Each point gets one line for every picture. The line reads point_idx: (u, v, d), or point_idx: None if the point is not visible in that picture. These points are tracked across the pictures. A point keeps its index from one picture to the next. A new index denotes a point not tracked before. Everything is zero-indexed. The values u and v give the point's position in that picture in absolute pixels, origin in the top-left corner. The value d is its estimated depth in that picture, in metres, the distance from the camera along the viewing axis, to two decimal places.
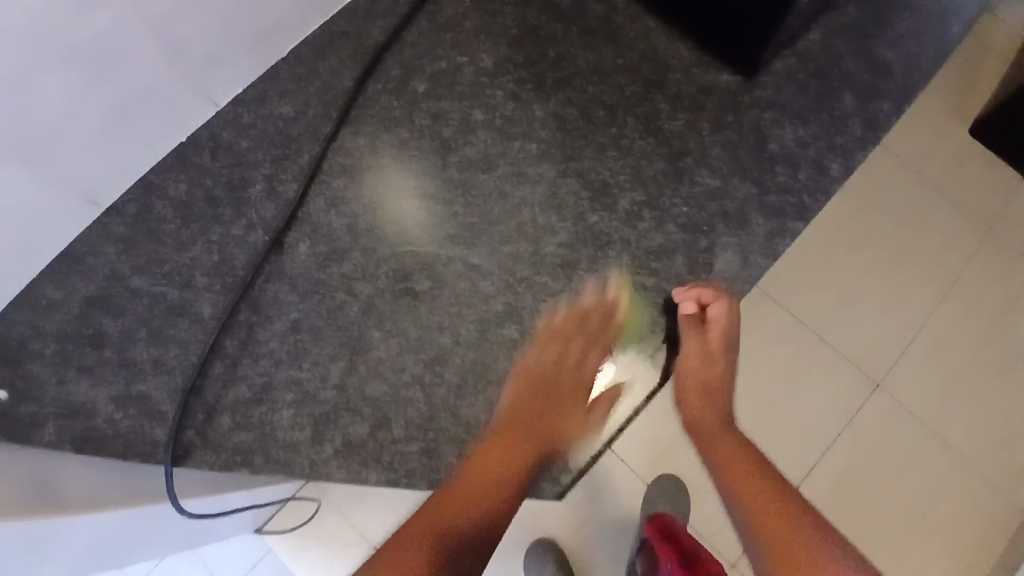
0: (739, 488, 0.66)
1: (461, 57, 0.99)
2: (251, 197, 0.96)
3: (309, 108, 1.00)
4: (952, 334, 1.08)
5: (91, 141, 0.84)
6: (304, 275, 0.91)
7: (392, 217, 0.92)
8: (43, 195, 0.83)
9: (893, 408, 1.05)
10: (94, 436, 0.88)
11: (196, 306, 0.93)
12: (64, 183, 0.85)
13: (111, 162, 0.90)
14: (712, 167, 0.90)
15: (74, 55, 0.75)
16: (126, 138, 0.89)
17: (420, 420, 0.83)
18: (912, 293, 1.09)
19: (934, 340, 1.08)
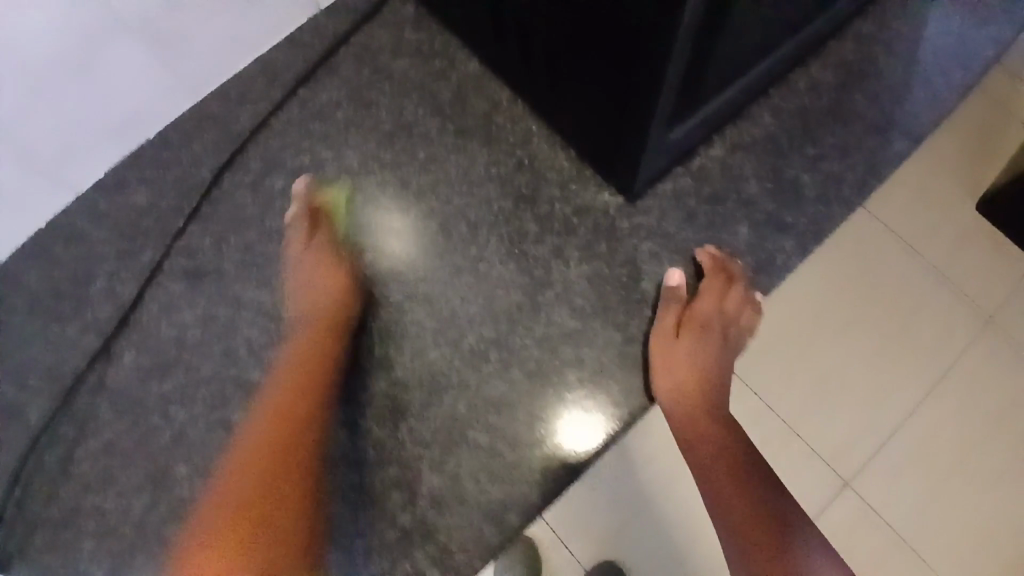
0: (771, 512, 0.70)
1: (326, 152, 0.91)
2: (91, 294, 0.90)
3: (163, 200, 0.93)
4: (924, 433, 0.90)
5: None
6: (124, 391, 0.84)
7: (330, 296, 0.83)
8: None
9: (865, 510, 0.88)
10: None
11: (22, 411, 0.86)
12: None
13: None
14: (575, 304, 0.77)
15: None
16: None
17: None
18: (896, 383, 0.92)
19: (912, 434, 0.91)
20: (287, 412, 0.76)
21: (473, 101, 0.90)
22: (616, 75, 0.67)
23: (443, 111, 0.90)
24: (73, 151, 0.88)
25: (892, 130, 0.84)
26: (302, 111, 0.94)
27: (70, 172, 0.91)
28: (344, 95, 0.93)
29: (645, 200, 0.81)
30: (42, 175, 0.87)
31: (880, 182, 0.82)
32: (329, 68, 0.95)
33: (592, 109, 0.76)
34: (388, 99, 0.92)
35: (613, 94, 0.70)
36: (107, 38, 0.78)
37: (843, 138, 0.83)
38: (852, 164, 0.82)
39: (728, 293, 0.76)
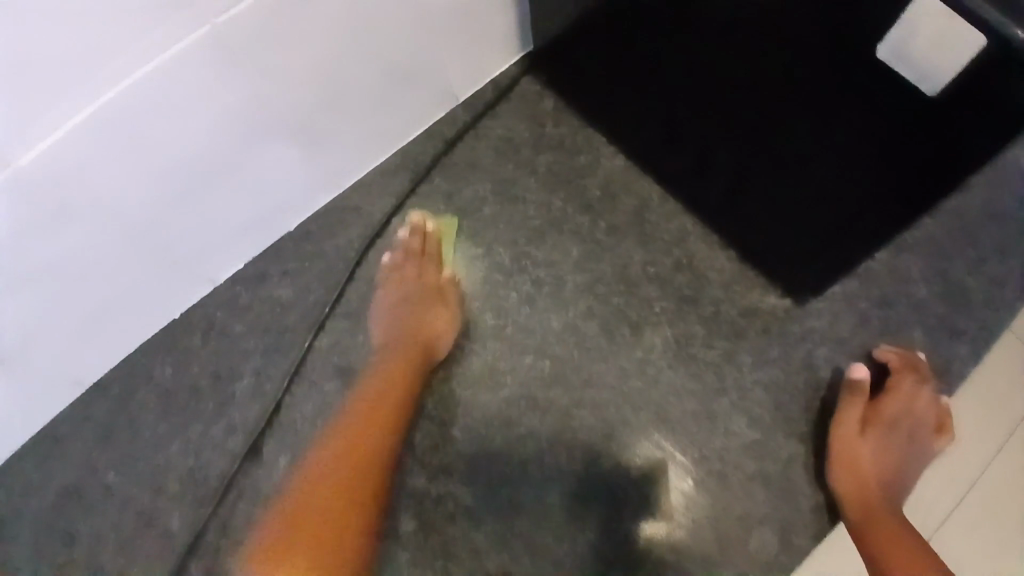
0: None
1: (476, 248, 0.91)
2: (235, 393, 0.89)
3: (309, 294, 0.92)
4: None
5: (74, 340, 0.81)
6: (280, 495, 0.83)
7: (492, 403, 0.82)
8: (23, 402, 0.83)
9: None
10: None
11: (168, 514, 0.86)
12: (46, 385, 0.84)
13: (99, 351, 0.86)
14: (751, 413, 0.77)
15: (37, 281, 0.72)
16: (121, 328, 0.86)
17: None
18: None
19: None
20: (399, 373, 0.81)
21: (622, 197, 0.91)
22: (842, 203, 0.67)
23: (593, 209, 0.91)
24: (216, 245, 0.87)
25: None
26: (449, 209, 0.94)
27: (210, 265, 0.89)
28: (490, 190, 0.94)
29: (814, 304, 0.81)
30: (181, 271, 0.86)
31: None
32: (471, 161, 0.95)
33: (785, 223, 0.75)
34: (535, 196, 0.93)
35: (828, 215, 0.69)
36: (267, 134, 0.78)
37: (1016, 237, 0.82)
38: None
39: (902, 389, 0.74)
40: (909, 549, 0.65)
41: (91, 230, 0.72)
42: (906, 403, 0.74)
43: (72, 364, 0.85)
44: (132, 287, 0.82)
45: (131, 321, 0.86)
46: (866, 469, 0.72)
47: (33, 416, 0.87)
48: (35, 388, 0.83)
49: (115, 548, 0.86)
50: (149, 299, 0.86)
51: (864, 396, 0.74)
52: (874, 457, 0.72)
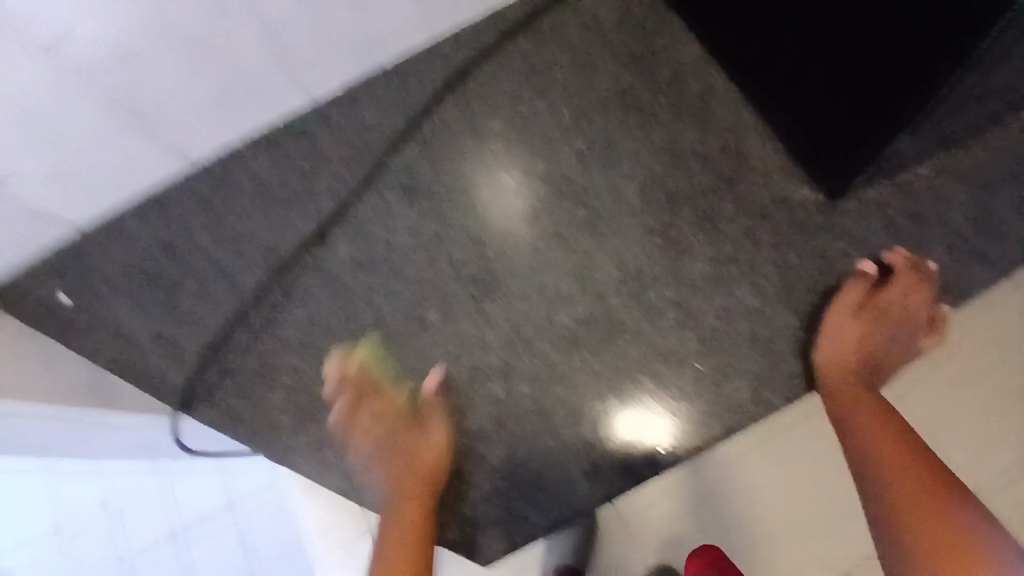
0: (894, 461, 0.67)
1: (543, 105, 0.99)
2: (313, 188, 1.02)
3: (390, 119, 1.03)
4: None
5: (194, 110, 0.90)
6: (334, 275, 0.96)
7: (527, 235, 0.92)
8: (138, 153, 0.92)
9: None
10: (148, 370, 0.98)
11: (238, 274, 0.99)
12: (158, 145, 0.93)
13: (210, 127, 0.95)
14: (758, 285, 0.84)
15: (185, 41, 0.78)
16: (232, 111, 0.95)
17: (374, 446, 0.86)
18: None
19: None
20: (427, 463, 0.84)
21: (688, 81, 0.96)
22: (890, 73, 0.68)
23: (659, 87, 0.97)
24: (310, 65, 0.94)
25: None
26: (526, 67, 1.02)
27: (314, 79, 0.97)
28: (568, 56, 1.01)
29: (846, 203, 0.85)
30: (292, 76, 0.94)
31: None
32: (557, 28, 1.02)
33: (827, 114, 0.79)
34: (608, 67, 0.99)
35: (877, 90, 0.71)
36: None
37: None
38: None
39: (902, 292, 0.80)
40: (892, 448, 0.68)
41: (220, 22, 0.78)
42: (904, 294, 0.80)
43: (184, 133, 0.94)
44: (253, 77, 0.89)
45: (241, 108, 0.95)
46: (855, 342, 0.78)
47: (133, 184, 0.98)
48: (137, 157, 0.93)
49: (189, 298, 0.99)
50: (260, 93, 0.94)
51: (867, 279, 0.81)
52: (865, 333, 0.79)
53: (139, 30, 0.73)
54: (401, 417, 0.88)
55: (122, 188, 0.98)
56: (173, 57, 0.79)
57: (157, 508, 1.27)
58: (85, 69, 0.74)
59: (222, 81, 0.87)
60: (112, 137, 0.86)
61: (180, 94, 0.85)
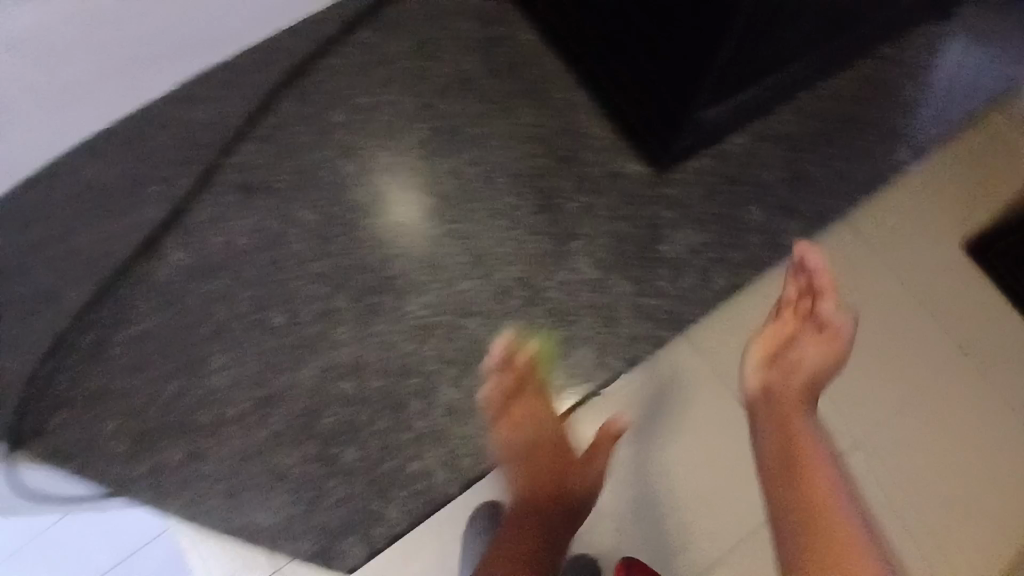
0: (800, 465, 0.66)
1: (384, 96, 0.98)
2: (142, 195, 0.94)
3: (226, 118, 0.97)
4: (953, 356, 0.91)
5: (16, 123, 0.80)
6: (169, 285, 0.90)
7: (372, 227, 0.90)
8: None
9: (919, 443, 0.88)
10: None
11: (60, 294, 0.90)
12: None
13: (38, 144, 0.86)
14: (596, 257, 0.87)
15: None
16: (62, 122, 0.86)
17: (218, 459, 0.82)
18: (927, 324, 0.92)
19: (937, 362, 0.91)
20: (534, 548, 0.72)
21: (524, 65, 0.98)
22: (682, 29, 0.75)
23: (496, 72, 0.98)
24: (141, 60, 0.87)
25: (888, 139, 0.97)
26: (365, 58, 1.00)
27: (149, 83, 0.92)
28: (406, 46, 1.00)
29: (671, 175, 0.91)
30: (126, 81, 0.88)
31: (874, 193, 0.95)
32: (395, 20, 1.02)
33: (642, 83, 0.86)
34: (447, 55, 1.00)
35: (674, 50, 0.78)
36: None
37: (846, 148, 0.96)
38: (850, 174, 0.95)
39: (788, 319, 0.78)
40: (778, 447, 0.68)
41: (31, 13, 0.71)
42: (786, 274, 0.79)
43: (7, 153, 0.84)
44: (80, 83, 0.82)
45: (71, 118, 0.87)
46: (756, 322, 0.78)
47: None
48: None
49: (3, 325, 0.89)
50: (92, 101, 0.87)
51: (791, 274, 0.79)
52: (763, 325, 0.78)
53: None
54: (535, 502, 0.75)
55: None
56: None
57: None
58: None
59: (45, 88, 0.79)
60: None
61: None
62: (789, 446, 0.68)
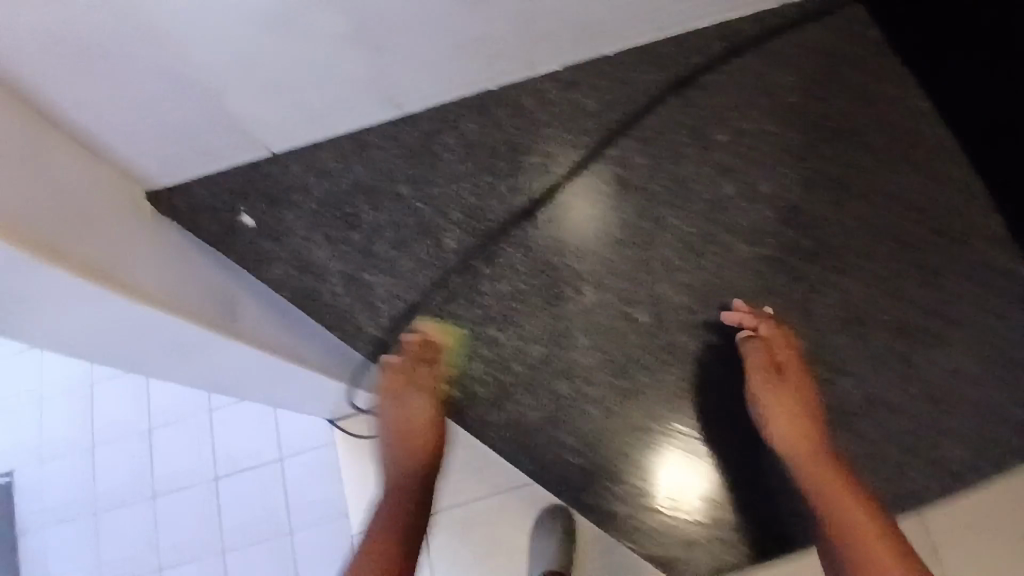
0: (836, 515, 0.71)
1: (769, 127, 0.98)
2: (526, 164, 1.00)
3: (610, 110, 1.01)
4: None
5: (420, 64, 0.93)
6: (541, 254, 0.94)
7: (745, 257, 0.92)
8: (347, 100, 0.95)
9: None
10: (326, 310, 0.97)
11: (440, 233, 0.98)
12: (365, 95, 0.96)
13: (419, 88, 0.98)
14: (969, 348, 0.92)
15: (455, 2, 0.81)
16: (448, 75, 0.96)
17: (544, 420, 0.92)
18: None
19: None
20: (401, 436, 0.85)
21: (921, 133, 0.97)
22: None
23: (893, 134, 0.97)
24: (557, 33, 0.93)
25: None
26: (754, 82, 0.99)
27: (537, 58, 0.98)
28: (798, 84, 0.99)
29: None
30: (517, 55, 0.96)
31: None
32: (790, 56, 0.99)
33: None
34: (838, 103, 0.98)
35: None
36: None
37: None
38: None
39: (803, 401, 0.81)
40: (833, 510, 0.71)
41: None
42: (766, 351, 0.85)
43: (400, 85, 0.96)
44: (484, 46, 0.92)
45: (457, 75, 0.97)
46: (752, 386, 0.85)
47: (339, 117, 0.99)
48: (358, 86, 0.93)
49: (384, 247, 0.98)
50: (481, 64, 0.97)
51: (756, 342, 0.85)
52: (789, 395, 0.82)
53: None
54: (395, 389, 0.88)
55: (321, 124, 0.99)
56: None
57: (198, 455, 1.52)
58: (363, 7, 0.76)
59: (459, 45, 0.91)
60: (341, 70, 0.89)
61: (421, 35, 0.86)
62: (836, 507, 0.72)
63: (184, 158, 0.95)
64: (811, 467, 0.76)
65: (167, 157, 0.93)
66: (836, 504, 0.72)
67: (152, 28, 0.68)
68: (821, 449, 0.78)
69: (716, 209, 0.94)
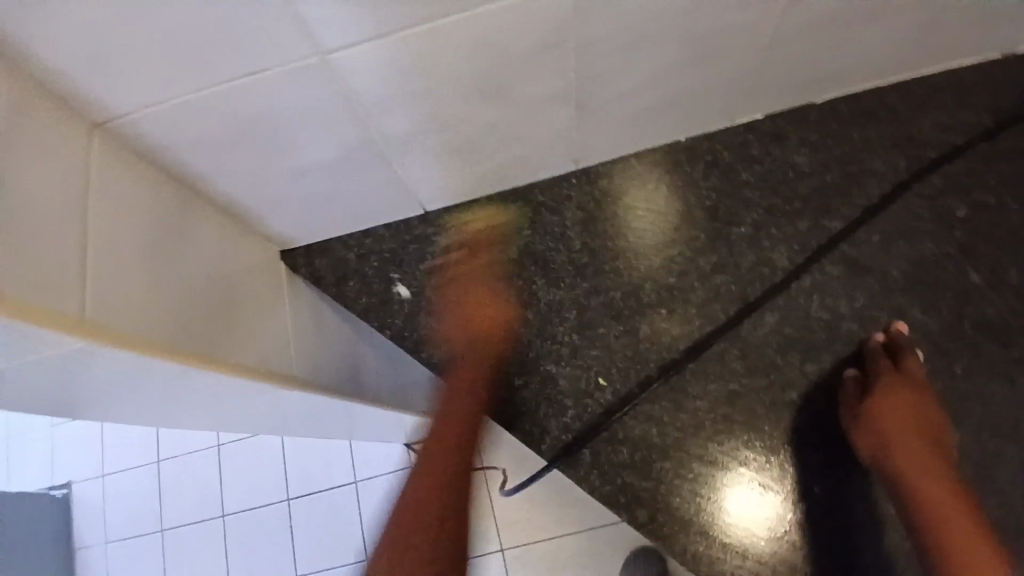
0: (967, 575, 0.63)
1: (1018, 201, 0.84)
2: (731, 235, 0.86)
3: (826, 172, 0.87)
4: None
5: (617, 115, 0.79)
6: (760, 351, 0.80)
7: (994, 362, 0.79)
8: (522, 153, 0.82)
9: None
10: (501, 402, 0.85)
11: (631, 318, 0.84)
12: (544, 149, 0.83)
13: (605, 144, 0.85)
14: None
15: (692, 37, 0.68)
16: (641, 127, 0.83)
17: (765, 539, 0.78)
18: None
19: None
20: (435, 475, 0.64)
21: None
22: None
23: None
24: (779, 79, 0.80)
25: None
26: (992, 148, 0.86)
27: (745, 107, 0.84)
28: None
29: None
30: (727, 103, 0.83)
31: None
32: None
33: None
34: None
35: None
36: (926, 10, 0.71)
37: None
38: None
39: (894, 396, 0.75)
40: (947, 556, 0.66)
41: (729, 27, 0.67)
42: (893, 366, 0.76)
43: (586, 140, 0.83)
44: (694, 93, 0.79)
45: (651, 128, 0.84)
46: (919, 411, 0.74)
47: (511, 172, 0.86)
48: (538, 145, 0.82)
49: (567, 331, 0.85)
50: (682, 115, 0.83)
51: (880, 352, 0.77)
52: (891, 400, 0.74)
53: (660, 22, 0.64)
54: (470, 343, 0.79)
55: (486, 182, 0.86)
56: (654, 42, 0.67)
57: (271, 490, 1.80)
58: (592, 43, 0.65)
59: (664, 97, 0.78)
60: (529, 119, 0.75)
61: (625, 94, 0.75)
62: (971, 569, 0.64)
63: (331, 215, 0.86)
64: (932, 499, 0.69)
65: (313, 214, 0.85)
66: (951, 549, 0.65)
67: (331, 94, 0.63)
68: (927, 465, 0.71)
69: (960, 303, 0.81)
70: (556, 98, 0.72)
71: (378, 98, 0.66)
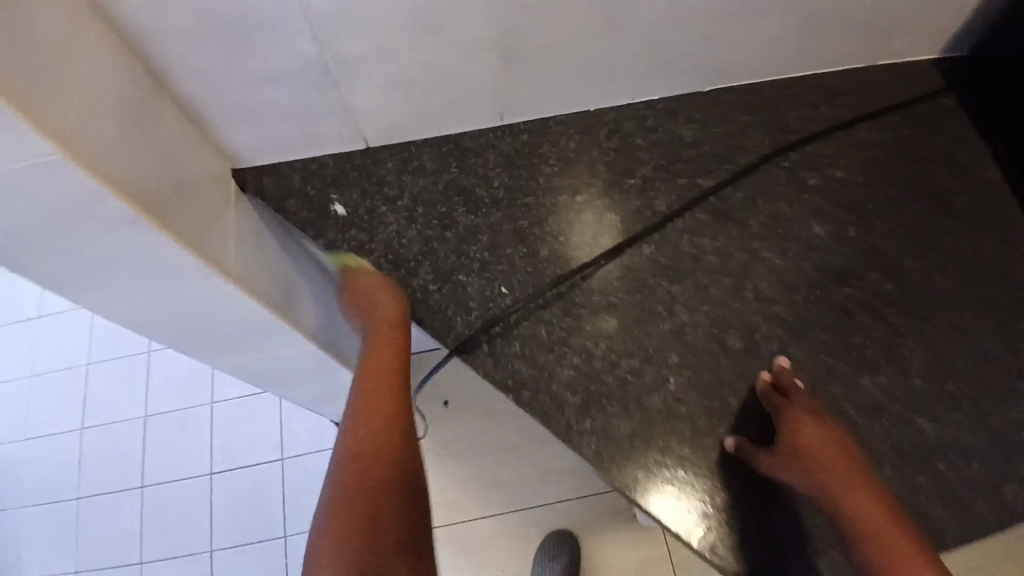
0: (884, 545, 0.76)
1: (857, 176, 1.03)
2: (624, 185, 1.02)
3: (707, 142, 1.04)
4: None
5: (534, 75, 0.95)
6: (637, 273, 0.97)
7: (829, 297, 0.95)
8: (452, 98, 0.97)
9: None
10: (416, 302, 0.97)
11: (534, 242, 0.99)
12: (472, 98, 0.98)
13: (525, 101, 1.01)
14: None
15: (590, 9, 0.84)
16: (555, 90, 0.99)
17: (630, 435, 0.88)
18: None
19: None
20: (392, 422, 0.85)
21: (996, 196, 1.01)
22: None
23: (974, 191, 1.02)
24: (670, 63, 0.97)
25: None
26: (841, 135, 1.05)
27: (643, 84, 1.02)
28: (882, 141, 1.05)
29: None
30: (628, 79, 1.00)
31: None
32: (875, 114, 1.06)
33: None
34: (918, 162, 1.04)
35: None
36: (774, 17, 0.90)
37: None
38: None
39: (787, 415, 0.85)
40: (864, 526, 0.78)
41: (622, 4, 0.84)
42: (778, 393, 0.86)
43: (508, 94, 0.99)
44: (598, 64, 0.95)
45: (563, 92, 1.01)
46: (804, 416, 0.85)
47: (444, 117, 1.01)
48: (467, 92, 0.97)
49: (479, 249, 0.99)
50: (589, 83, 0.99)
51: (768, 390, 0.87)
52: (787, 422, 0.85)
53: None
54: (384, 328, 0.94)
55: (421, 122, 1.01)
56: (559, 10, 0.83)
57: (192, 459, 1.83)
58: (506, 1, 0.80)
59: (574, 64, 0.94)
60: (458, 65, 0.90)
61: (540, 54, 0.91)
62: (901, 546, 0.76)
63: (283, 137, 0.99)
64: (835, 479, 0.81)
65: (268, 132, 0.97)
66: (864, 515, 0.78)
67: (291, 10, 0.77)
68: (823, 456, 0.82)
69: (804, 250, 0.98)
70: (480, 48, 0.88)
71: (332, 24, 0.80)
